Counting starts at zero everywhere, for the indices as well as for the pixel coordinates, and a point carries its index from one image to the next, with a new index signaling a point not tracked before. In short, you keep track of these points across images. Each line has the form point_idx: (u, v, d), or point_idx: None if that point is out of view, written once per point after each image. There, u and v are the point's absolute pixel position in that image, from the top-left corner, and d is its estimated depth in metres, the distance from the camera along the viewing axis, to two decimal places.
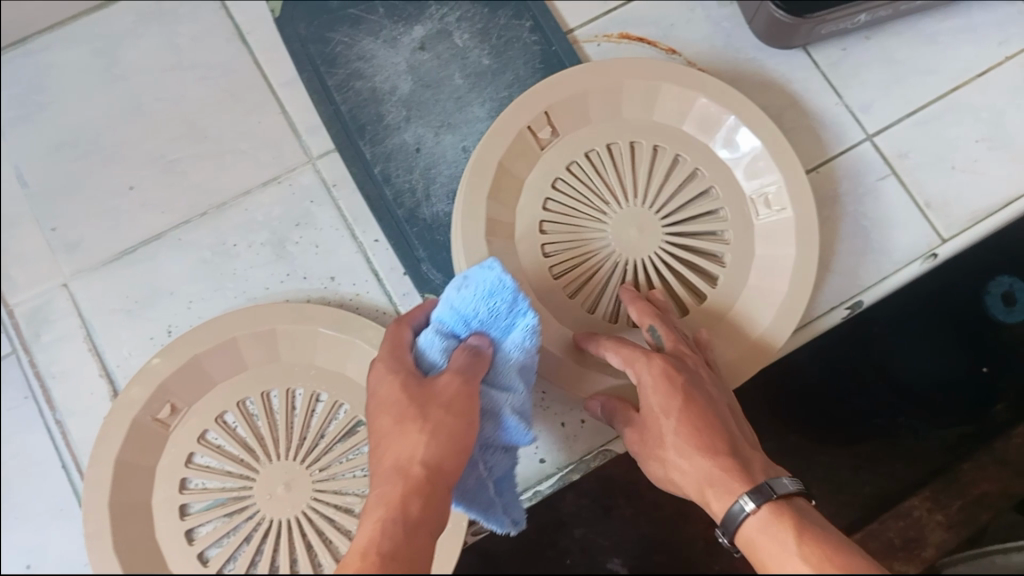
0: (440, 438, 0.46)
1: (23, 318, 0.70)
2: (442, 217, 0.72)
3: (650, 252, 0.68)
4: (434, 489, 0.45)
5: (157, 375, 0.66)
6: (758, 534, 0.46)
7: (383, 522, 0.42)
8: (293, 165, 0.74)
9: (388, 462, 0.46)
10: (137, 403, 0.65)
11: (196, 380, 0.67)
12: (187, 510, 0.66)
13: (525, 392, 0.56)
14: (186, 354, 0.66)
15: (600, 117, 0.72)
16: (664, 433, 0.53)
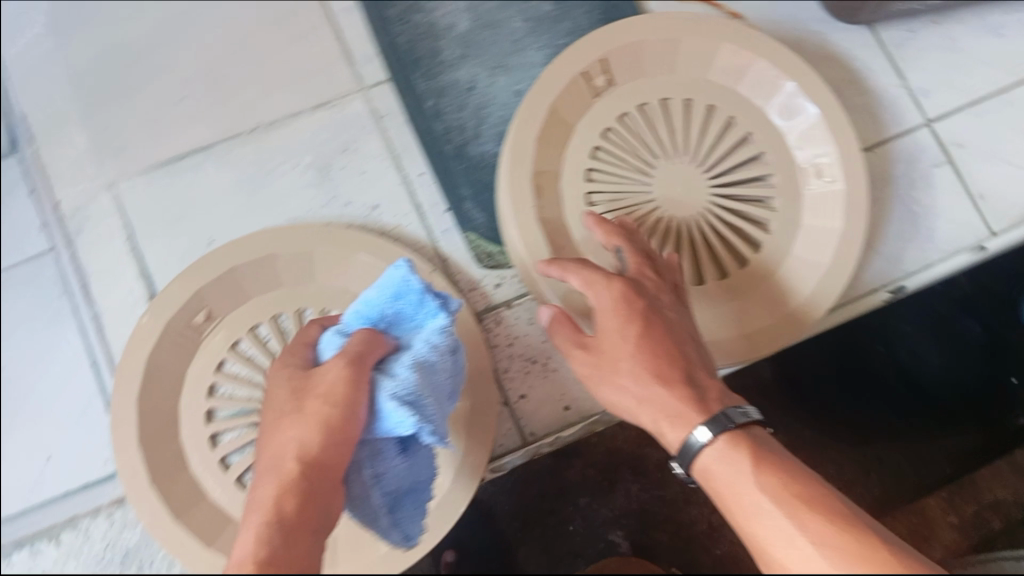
0: (316, 427, 0.45)
1: (67, 213, 0.71)
2: (489, 157, 0.71)
3: (695, 210, 0.68)
4: (313, 486, 0.43)
5: (196, 282, 0.66)
6: (713, 465, 0.44)
7: (261, 529, 0.40)
8: (345, 91, 0.73)
9: (270, 468, 0.44)
10: (171, 306, 0.66)
11: (232, 292, 0.68)
12: (212, 416, 0.66)
13: (417, 382, 0.50)
14: (223, 264, 0.67)
15: (655, 72, 0.71)
16: (614, 357, 0.52)
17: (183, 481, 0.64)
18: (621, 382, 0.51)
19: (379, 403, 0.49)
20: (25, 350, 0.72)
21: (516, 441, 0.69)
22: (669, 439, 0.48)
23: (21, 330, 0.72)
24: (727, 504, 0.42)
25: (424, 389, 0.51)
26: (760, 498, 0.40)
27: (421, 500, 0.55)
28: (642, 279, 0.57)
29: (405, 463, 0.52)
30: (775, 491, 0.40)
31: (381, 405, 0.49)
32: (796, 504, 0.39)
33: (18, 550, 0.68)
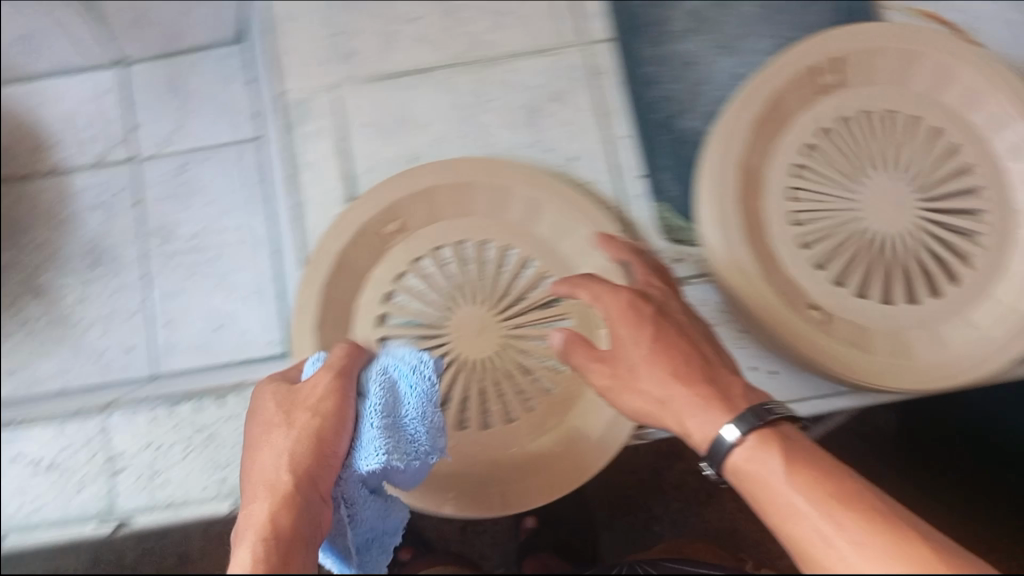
0: (305, 445, 0.49)
1: (287, 106, 0.74)
2: (694, 134, 0.72)
3: (899, 228, 0.66)
4: (305, 499, 0.46)
5: (395, 194, 0.69)
6: (740, 465, 0.43)
7: (256, 531, 0.42)
8: (565, 43, 0.74)
9: (264, 481, 0.46)
10: (372, 209, 0.69)
11: (426, 207, 0.71)
12: (383, 321, 0.70)
13: (390, 418, 0.53)
14: (423, 182, 0.69)
15: (887, 84, 0.69)
16: (631, 361, 0.52)
17: None
18: (639, 385, 0.51)
19: (359, 432, 0.52)
20: (218, 229, 0.80)
21: None
22: (696, 433, 0.47)
23: (217, 207, 0.81)
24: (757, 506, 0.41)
25: (392, 426, 0.53)
26: (796, 496, 0.38)
27: (383, 545, 0.58)
28: (648, 288, 0.58)
29: (371, 508, 0.54)
30: (811, 486, 0.38)
31: (361, 433, 0.52)
32: (830, 501, 0.37)
33: (185, 400, 0.73)
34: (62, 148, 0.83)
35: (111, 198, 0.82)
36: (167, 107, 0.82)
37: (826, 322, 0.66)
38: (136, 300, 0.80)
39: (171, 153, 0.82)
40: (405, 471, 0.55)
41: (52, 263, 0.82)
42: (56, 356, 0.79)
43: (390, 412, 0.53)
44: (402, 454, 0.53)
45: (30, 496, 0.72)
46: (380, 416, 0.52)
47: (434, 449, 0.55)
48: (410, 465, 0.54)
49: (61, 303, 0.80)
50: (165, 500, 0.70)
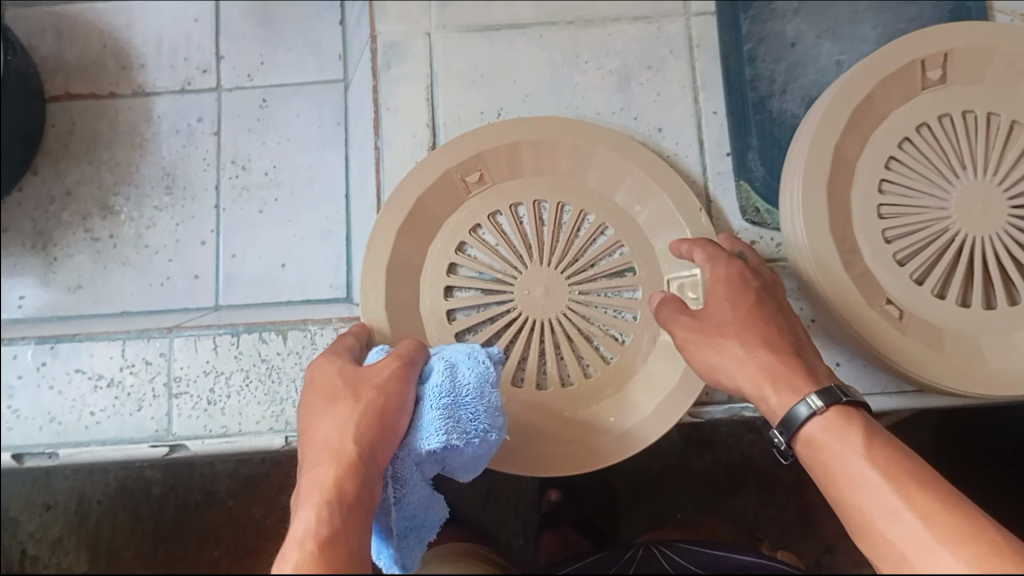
0: (370, 418, 0.47)
1: (381, 47, 0.75)
2: (788, 116, 0.71)
3: (990, 233, 0.64)
4: (369, 470, 0.44)
5: (477, 146, 0.68)
6: (816, 435, 0.48)
7: (322, 505, 0.41)
8: (669, 11, 0.75)
9: (327, 444, 0.45)
10: (456, 157, 0.68)
11: (509, 161, 0.70)
12: (454, 270, 0.70)
13: (453, 402, 0.53)
14: (509, 137, 0.68)
15: (994, 86, 0.67)
16: (724, 322, 0.55)
17: (412, 318, 0.68)
18: (725, 345, 0.54)
19: (422, 410, 0.52)
20: (295, 168, 0.83)
21: (722, 396, 0.71)
22: (774, 401, 0.51)
23: (294, 145, 0.84)
24: (828, 474, 0.46)
25: (454, 406, 0.53)
26: (868, 468, 0.44)
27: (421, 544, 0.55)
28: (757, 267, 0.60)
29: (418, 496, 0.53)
30: (882, 463, 0.44)
31: (424, 414, 0.52)
32: (902, 481, 0.42)
33: (247, 332, 0.73)
34: (145, 70, 0.87)
35: (191, 124, 0.86)
36: (256, 39, 0.87)
37: (902, 320, 0.64)
38: (206, 231, 0.83)
39: (252, 87, 0.86)
40: (464, 457, 0.54)
41: (127, 182, 0.85)
42: (122, 277, 0.83)
43: (451, 393, 0.53)
44: (463, 433, 0.53)
45: (87, 411, 0.73)
46: (443, 396, 0.53)
47: (493, 435, 0.54)
48: (470, 449, 0.54)
49: (121, 227, 0.84)
50: (219, 429, 0.71)
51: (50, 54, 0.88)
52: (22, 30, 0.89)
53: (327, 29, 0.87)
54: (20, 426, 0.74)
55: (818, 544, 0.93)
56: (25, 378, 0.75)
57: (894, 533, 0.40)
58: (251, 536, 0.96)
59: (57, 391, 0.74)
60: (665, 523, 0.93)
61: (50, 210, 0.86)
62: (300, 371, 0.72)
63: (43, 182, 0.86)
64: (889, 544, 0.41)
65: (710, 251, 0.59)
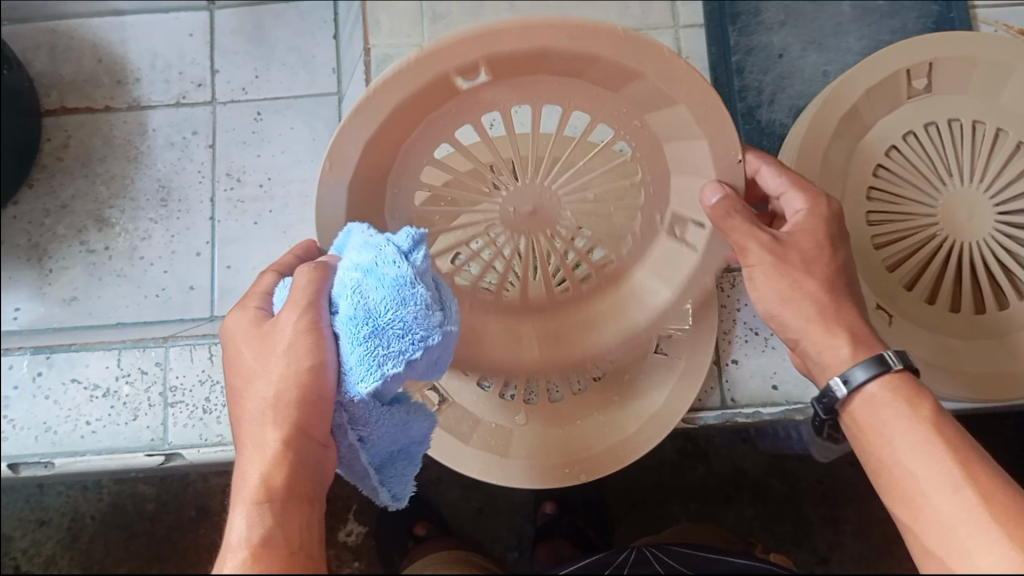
0: (292, 392, 0.43)
1: (375, 60, 0.76)
2: (776, 125, 0.74)
3: (976, 238, 0.64)
4: (299, 453, 0.41)
5: (477, 40, 0.45)
6: (877, 400, 0.49)
7: (255, 502, 0.39)
8: (657, 25, 0.78)
9: (254, 437, 0.42)
10: (451, 60, 0.46)
11: (524, 65, 0.48)
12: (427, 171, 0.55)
13: (371, 331, 0.43)
14: (531, 40, 0.45)
15: (979, 92, 0.67)
16: (807, 259, 0.53)
17: None
18: (796, 285, 0.52)
19: (342, 353, 0.44)
20: (291, 180, 0.84)
21: (715, 401, 0.72)
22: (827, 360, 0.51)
23: (292, 156, 0.85)
24: (871, 439, 0.48)
25: (376, 334, 0.43)
26: (926, 441, 0.45)
27: (412, 461, 0.50)
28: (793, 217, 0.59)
29: (393, 428, 0.47)
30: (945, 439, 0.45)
31: (346, 356, 0.44)
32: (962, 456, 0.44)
33: None
34: (141, 84, 0.88)
35: (187, 137, 0.87)
36: (251, 54, 0.88)
37: (894, 323, 0.65)
38: (201, 242, 0.83)
39: (246, 101, 0.86)
40: (419, 370, 0.45)
41: (123, 195, 0.86)
42: (117, 287, 0.84)
43: (370, 322, 0.43)
44: (400, 359, 0.43)
45: (82, 421, 0.74)
46: (362, 325, 0.43)
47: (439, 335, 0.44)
48: (421, 363, 0.45)
49: (117, 240, 0.85)
50: (216, 437, 0.71)
51: (46, 69, 0.89)
52: (16, 46, 0.89)
53: (321, 42, 0.88)
54: (13, 436, 0.74)
55: (812, 555, 0.92)
56: (20, 389, 0.75)
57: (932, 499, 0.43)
58: None
59: (52, 402, 0.74)
60: (658, 533, 0.92)
61: (45, 223, 0.86)
62: None
63: (37, 196, 0.87)
64: (936, 515, 0.42)
65: (804, 187, 0.54)
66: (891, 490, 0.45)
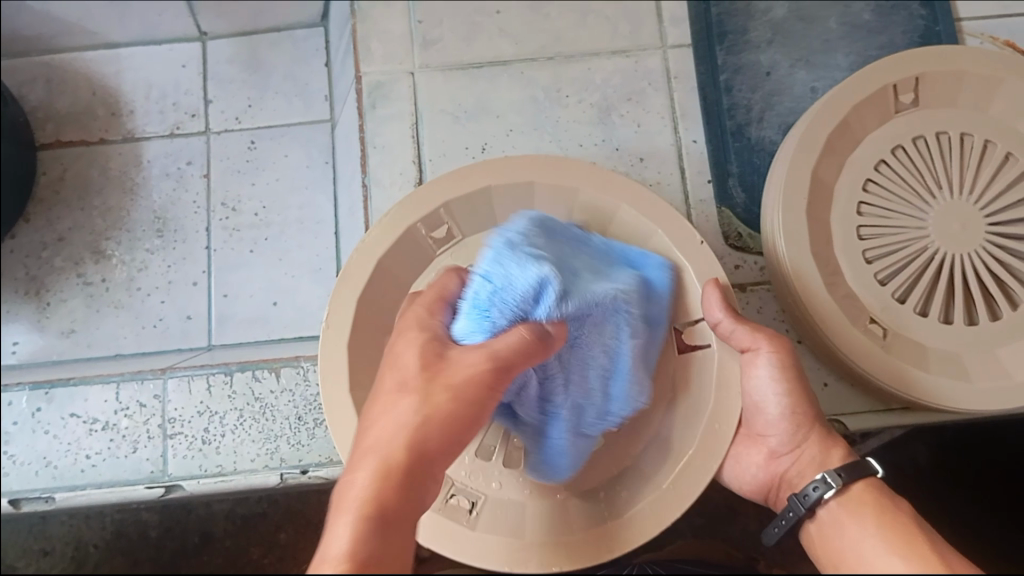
0: (435, 415, 0.44)
1: (367, 87, 0.77)
2: (767, 143, 0.75)
3: (968, 249, 0.64)
4: (415, 478, 0.42)
5: (445, 195, 0.61)
6: (835, 507, 0.52)
7: (360, 518, 0.39)
8: (646, 45, 0.79)
9: (375, 444, 0.43)
10: (417, 214, 0.60)
11: (480, 209, 0.62)
12: None
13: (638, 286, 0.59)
14: (480, 181, 0.61)
15: (965, 106, 0.68)
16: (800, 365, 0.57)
17: None
18: (779, 398, 0.55)
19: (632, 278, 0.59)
20: (287, 208, 0.84)
21: None
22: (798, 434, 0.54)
23: (288, 183, 0.85)
24: (843, 553, 0.50)
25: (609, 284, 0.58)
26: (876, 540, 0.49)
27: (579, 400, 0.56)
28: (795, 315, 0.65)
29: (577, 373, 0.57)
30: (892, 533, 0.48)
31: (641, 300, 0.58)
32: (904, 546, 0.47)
33: (240, 370, 0.73)
34: (135, 116, 0.89)
35: (181, 168, 0.87)
36: (244, 84, 0.89)
37: (885, 339, 0.65)
38: (198, 272, 0.84)
39: (240, 130, 0.87)
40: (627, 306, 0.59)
41: (120, 227, 0.87)
42: (115, 319, 0.84)
43: (504, 305, 0.51)
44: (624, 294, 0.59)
45: (82, 454, 0.74)
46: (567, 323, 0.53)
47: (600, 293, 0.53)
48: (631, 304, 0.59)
49: (114, 272, 0.85)
50: (215, 468, 0.71)
51: (40, 103, 0.90)
52: (12, 81, 0.90)
53: (314, 70, 0.88)
54: (15, 471, 0.74)
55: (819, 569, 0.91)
56: (20, 424, 0.75)
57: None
58: None
59: (53, 437, 0.75)
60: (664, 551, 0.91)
61: (43, 256, 0.87)
62: (293, 408, 0.71)
63: (34, 229, 0.87)
64: None
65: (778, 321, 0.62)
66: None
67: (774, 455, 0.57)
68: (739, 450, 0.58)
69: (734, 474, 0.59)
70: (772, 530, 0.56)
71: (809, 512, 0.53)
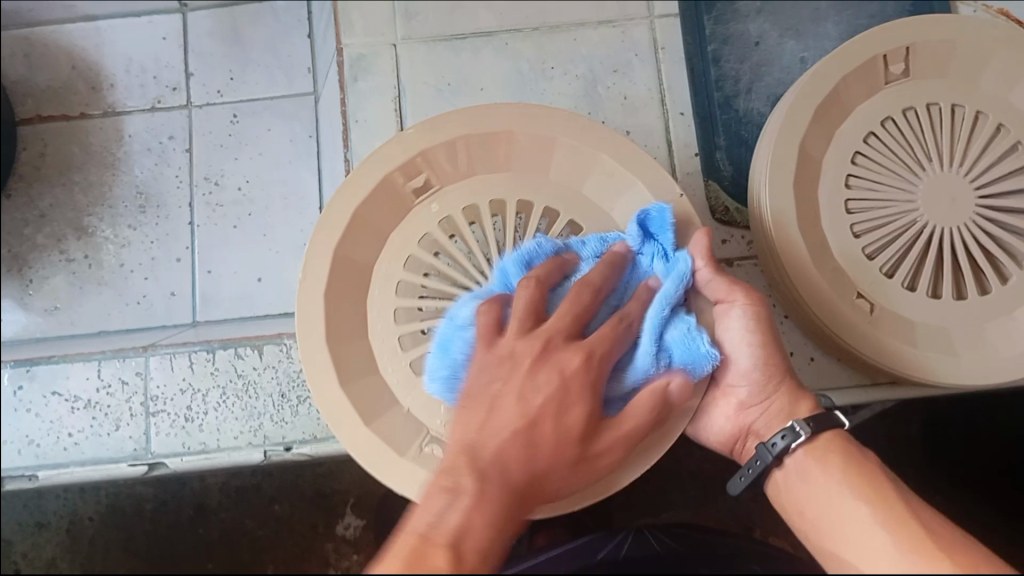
0: (546, 401, 0.47)
1: (348, 60, 0.76)
2: (755, 114, 0.74)
3: (958, 222, 0.63)
4: (484, 496, 0.42)
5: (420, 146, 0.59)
6: (805, 461, 0.53)
7: (443, 533, 0.40)
8: (633, 16, 0.77)
9: (492, 428, 0.46)
10: (386, 163, 0.59)
11: (454, 159, 0.60)
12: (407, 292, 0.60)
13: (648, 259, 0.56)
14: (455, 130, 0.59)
15: (955, 78, 0.67)
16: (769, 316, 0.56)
17: None
18: (747, 350, 0.56)
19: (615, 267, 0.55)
20: (271, 185, 0.83)
21: None
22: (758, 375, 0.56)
23: (272, 157, 0.84)
24: (819, 527, 0.51)
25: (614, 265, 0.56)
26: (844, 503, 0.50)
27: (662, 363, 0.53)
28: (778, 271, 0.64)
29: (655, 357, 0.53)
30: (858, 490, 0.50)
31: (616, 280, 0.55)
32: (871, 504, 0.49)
33: (222, 348, 0.72)
34: (115, 90, 0.88)
35: (163, 142, 0.86)
36: (226, 56, 0.87)
37: (873, 313, 0.64)
38: (181, 248, 0.83)
39: (222, 104, 0.86)
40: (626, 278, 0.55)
41: (102, 203, 0.86)
42: (99, 297, 0.83)
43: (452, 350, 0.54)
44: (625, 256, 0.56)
45: (65, 432, 0.74)
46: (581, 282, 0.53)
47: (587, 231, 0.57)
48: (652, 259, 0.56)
49: (97, 249, 0.84)
50: (198, 445, 0.71)
51: (20, 78, 0.89)
52: None
53: (297, 43, 0.87)
54: None
55: None
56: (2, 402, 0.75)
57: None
58: (244, 549, 0.96)
59: (35, 415, 0.74)
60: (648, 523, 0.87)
61: (25, 233, 0.86)
62: (277, 385, 0.71)
63: (16, 206, 0.87)
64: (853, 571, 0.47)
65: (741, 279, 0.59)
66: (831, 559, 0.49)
67: (744, 407, 0.57)
68: (711, 403, 0.59)
69: (701, 424, 0.59)
70: (736, 479, 0.56)
71: (776, 460, 0.54)
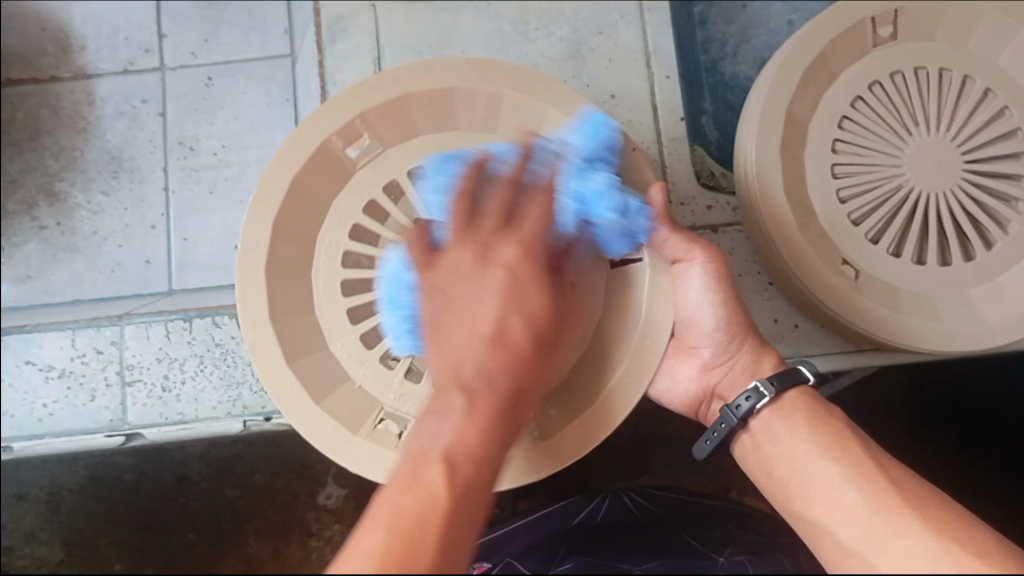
0: (511, 307, 0.44)
1: (326, 21, 0.74)
2: (741, 78, 0.74)
3: (944, 187, 0.63)
4: (474, 410, 0.41)
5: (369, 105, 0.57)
6: (771, 420, 0.53)
7: (443, 463, 0.38)
8: None
9: (458, 341, 0.43)
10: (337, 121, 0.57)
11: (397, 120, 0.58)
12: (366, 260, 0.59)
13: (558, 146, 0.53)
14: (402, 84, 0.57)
15: (945, 41, 0.66)
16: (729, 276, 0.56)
17: None
18: (713, 310, 0.56)
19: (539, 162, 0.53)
20: (247, 151, 0.81)
21: None
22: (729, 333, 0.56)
23: (247, 122, 0.82)
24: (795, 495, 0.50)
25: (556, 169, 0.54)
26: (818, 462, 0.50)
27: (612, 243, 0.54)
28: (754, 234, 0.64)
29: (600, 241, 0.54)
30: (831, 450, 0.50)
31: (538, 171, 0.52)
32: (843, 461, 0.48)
33: (199, 317, 0.71)
34: (85, 52, 0.85)
35: (135, 106, 0.84)
36: (200, 18, 0.85)
37: (857, 279, 0.64)
38: (156, 215, 0.81)
39: (196, 66, 0.83)
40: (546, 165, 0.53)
41: (73, 168, 0.83)
42: (72, 264, 0.81)
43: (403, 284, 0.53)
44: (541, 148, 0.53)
45: (40, 402, 0.72)
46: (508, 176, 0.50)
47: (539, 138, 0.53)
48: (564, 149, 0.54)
49: (70, 215, 0.82)
50: (177, 415, 0.70)
51: None
52: None
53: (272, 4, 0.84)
54: None
55: None
56: None
57: (853, 544, 0.45)
58: (226, 519, 0.96)
59: (9, 385, 0.73)
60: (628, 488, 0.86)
61: None
62: None
63: None
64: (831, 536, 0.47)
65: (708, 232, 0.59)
66: (810, 526, 0.49)
67: (708, 367, 0.57)
68: (672, 363, 0.59)
69: (664, 383, 0.60)
70: (701, 444, 0.56)
71: (741, 422, 0.54)
